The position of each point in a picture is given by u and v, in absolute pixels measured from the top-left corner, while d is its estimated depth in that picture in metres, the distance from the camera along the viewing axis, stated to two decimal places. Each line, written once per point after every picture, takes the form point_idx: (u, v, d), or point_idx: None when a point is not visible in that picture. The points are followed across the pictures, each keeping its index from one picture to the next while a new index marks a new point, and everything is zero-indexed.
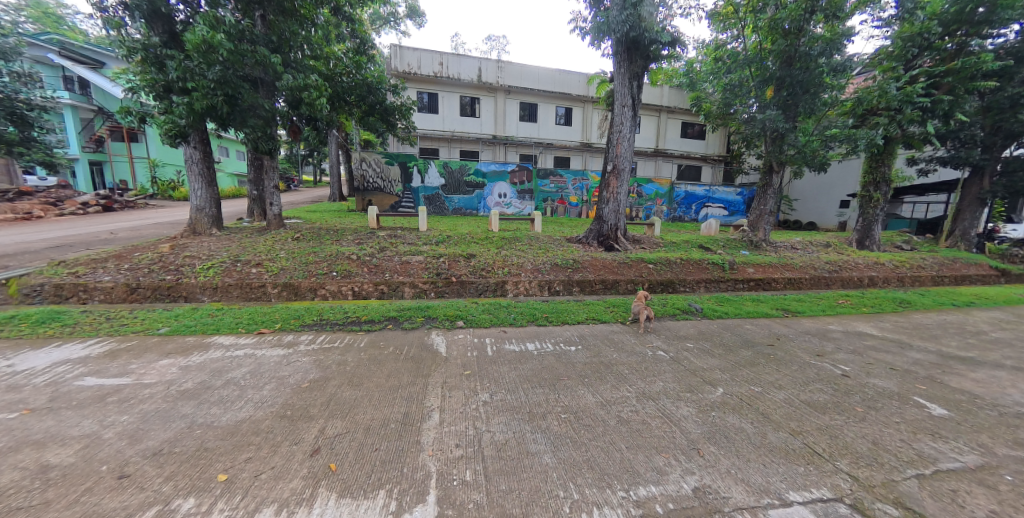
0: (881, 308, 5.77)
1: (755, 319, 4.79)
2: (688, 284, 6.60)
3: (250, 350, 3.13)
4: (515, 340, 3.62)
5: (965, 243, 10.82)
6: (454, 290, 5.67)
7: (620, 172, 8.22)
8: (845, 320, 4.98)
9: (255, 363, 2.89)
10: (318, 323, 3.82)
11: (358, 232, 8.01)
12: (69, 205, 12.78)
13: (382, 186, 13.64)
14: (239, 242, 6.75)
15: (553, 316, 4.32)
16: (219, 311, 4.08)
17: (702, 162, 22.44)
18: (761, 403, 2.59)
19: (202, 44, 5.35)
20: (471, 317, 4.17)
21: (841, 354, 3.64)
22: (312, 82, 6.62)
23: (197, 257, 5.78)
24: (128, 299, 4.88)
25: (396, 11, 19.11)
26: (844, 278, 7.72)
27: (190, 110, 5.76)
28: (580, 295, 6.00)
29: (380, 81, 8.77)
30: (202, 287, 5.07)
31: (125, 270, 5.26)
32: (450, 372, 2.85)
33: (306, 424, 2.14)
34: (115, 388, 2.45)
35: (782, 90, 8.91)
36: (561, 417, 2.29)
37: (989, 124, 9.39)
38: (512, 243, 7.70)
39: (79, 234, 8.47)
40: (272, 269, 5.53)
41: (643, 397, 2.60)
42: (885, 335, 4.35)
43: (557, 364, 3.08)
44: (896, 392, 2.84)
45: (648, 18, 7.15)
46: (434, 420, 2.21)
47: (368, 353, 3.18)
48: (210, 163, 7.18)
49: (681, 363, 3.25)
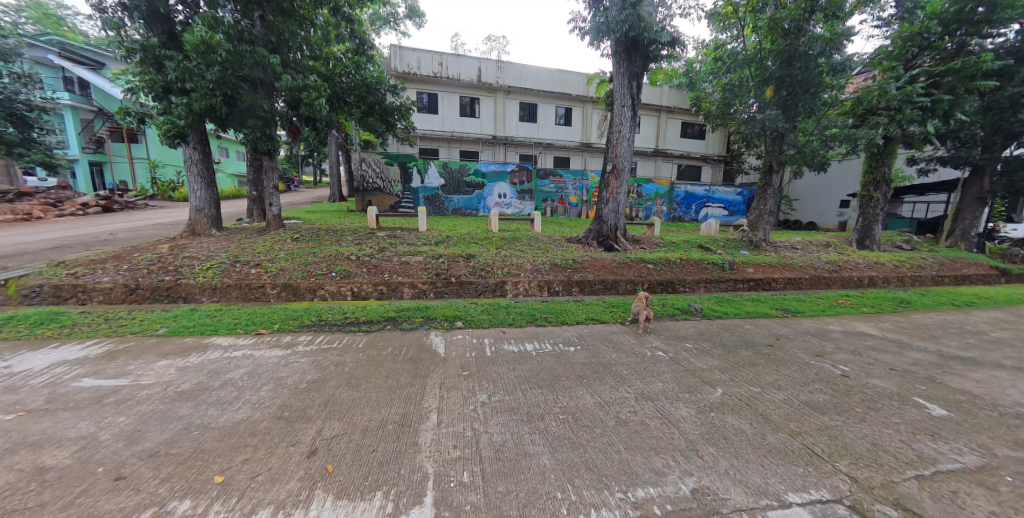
0: (881, 308, 5.76)
1: (755, 319, 4.78)
2: (688, 284, 6.60)
3: (249, 351, 3.13)
4: (514, 340, 3.62)
5: (965, 243, 10.84)
6: (453, 290, 5.67)
7: (620, 172, 8.21)
8: (845, 320, 4.98)
9: (253, 364, 2.89)
10: (317, 323, 3.82)
11: (358, 233, 8.01)
12: (69, 206, 12.80)
13: (381, 186, 13.64)
14: (239, 242, 6.75)
15: (552, 317, 4.31)
16: (218, 312, 4.08)
17: (702, 162, 22.43)
18: (760, 403, 2.59)
19: (201, 45, 5.35)
20: (471, 317, 4.16)
21: (841, 354, 3.64)
22: (312, 82, 6.61)
23: (197, 257, 5.79)
24: (128, 300, 4.89)
25: (395, 11, 19.12)
26: (844, 278, 7.71)
27: (189, 111, 5.76)
28: (580, 295, 6.00)
29: (379, 81, 8.76)
30: (201, 287, 5.07)
31: (125, 271, 5.26)
32: (449, 373, 2.84)
33: (303, 425, 2.13)
34: (113, 389, 2.44)
35: (781, 90, 8.92)
36: (559, 418, 2.28)
37: (989, 124, 9.38)
38: (512, 243, 7.70)
39: (79, 234, 8.47)
40: (271, 269, 5.53)
41: (642, 397, 2.60)
42: (885, 335, 4.35)
43: (556, 364, 3.08)
44: (896, 392, 2.83)
45: (648, 17, 7.15)
46: (432, 421, 2.21)
47: (367, 353, 3.18)
48: (210, 163, 7.18)
49: (681, 363, 3.24)
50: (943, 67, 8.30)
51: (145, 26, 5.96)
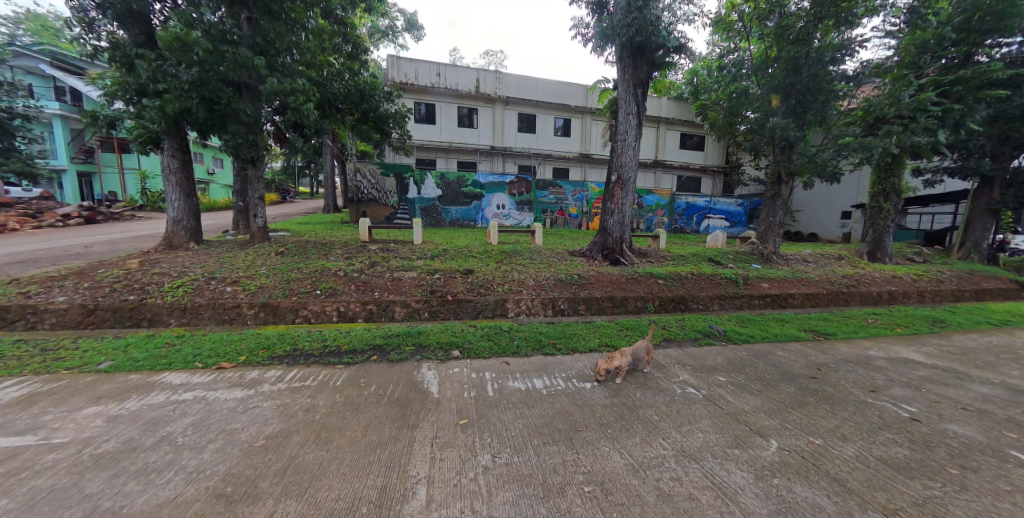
0: (917, 328, 5.29)
1: (785, 344, 4.30)
2: (702, 301, 6.13)
3: (202, 392, 2.60)
4: (520, 375, 3.08)
5: (978, 255, 10.47)
6: (450, 310, 5.17)
7: (625, 183, 7.79)
8: (883, 344, 4.51)
9: (203, 412, 2.36)
10: (291, 353, 3.31)
11: (349, 246, 7.51)
12: (48, 217, 12.23)
13: (377, 197, 13.13)
14: (217, 257, 6.22)
15: (561, 343, 3.80)
16: (179, 339, 3.56)
17: (702, 173, 22.24)
18: (830, 463, 2.09)
19: (176, 42, 4.90)
20: (469, 345, 3.64)
21: (897, 390, 3.14)
22: (299, 86, 6.10)
23: (168, 273, 5.27)
24: (84, 323, 4.37)
25: (393, 24, 19.21)
26: (863, 293, 7.28)
27: (161, 113, 5.25)
28: (587, 314, 5.53)
29: (373, 87, 8.40)
30: (169, 308, 4.55)
31: (84, 289, 4.73)
32: (443, 421, 2.33)
33: (248, 508, 1.61)
34: (11, 452, 1.90)
35: (790, 98, 8.63)
36: (584, 491, 1.78)
37: (997, 134, 9.10)
38: (513, 256, 7.21)
39: (50, 247, 7.93)
40: (249, 287, 5.01)
41: (683, 456, 2.10)
42: (936, 364, 3.85)
43: (572, 407, 2.57)
44: (985, 443, 2.34)
45: (655, 22, 6.82)
46: (419, 500, 1.69)
47: (344, 395, 2.66)
48: (189, 173, 6.68)
49: (719, 404, 2.74)
50: (951, 76, 8.08)
51: (122, 26, 5.50)
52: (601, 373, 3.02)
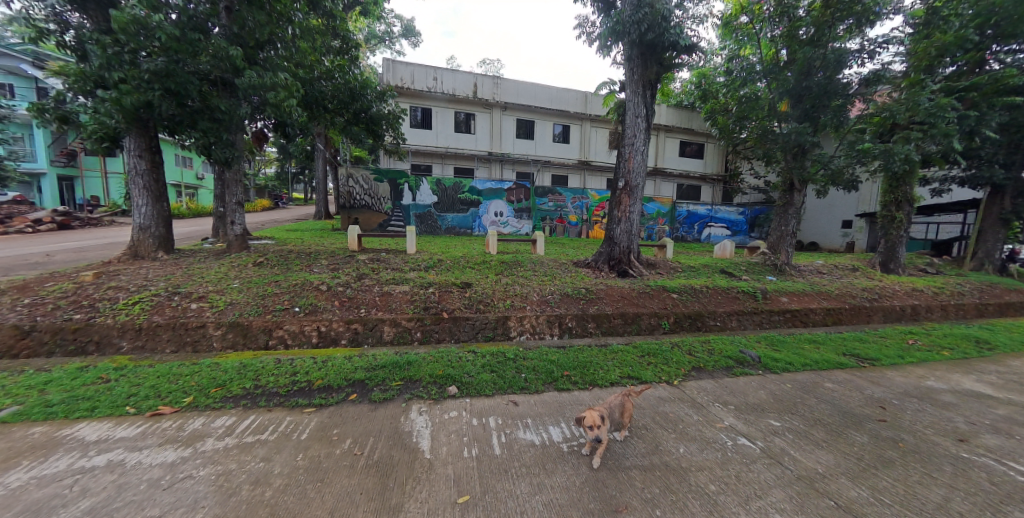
0: (962, 351, 4.74)
1: (829, 373, 3.74)
2: (720, 317, 5.59)
3: (121, 454, 1.99)
4: (532, 422, 2.49)
5: (991, 266, 10.02)
6: (445, 329, 4.58)
7: (633, 190, 7.24)
8: (936, 372, 3.95)
9: (113, 488, 1.75)
10: (251, 392, 2.70)
11: (335, 256, 6.91)
12: (17, 222, 11.54)
13: (369, 203, 12.55)
14: (186, 268, 5.59)
15: (577, 376, 3.21)
16: (117, 372, 2.94)
17: (701, 181, 21.94)
18: None
19: (132, 25, 4.31)
20: (468, 378, 3.05)
21: (989, 438, 2.59)
22: (280, 80, 5.52)
23: (125, 287, 4.62)
24: (17, 348, 3.74)
25: (389, 29, 18.83)
26: (886, 307, 6.77)
27: (119, 107, 4.66)
28: (598, 333, 4.96)
29: (364, 85, 7.89)
30: (121, 329, 3.93)
31: (23, 307, 4.09)
32: (436, 500, 1.74)
33: None
34: None
35: (803, 102, 8.20)
36: None
37: (1012, 142, 8.71)
38: (513, 268, 6.64)
39: (8, 255, 7.26)
40: (217, 303, 4.39)
41: None
42: (1011, 399, 3.31)
43: (603, 473, 2.00)
44: None
45: (667, 16, 6.35)
46: None
47: (308, 455, 2.05)
48: (159, 175, 6.08)
49: (784, 463, 2.19)
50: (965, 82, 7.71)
51: (79, 12, 4.92)
52: (591, 422, 2.12)
